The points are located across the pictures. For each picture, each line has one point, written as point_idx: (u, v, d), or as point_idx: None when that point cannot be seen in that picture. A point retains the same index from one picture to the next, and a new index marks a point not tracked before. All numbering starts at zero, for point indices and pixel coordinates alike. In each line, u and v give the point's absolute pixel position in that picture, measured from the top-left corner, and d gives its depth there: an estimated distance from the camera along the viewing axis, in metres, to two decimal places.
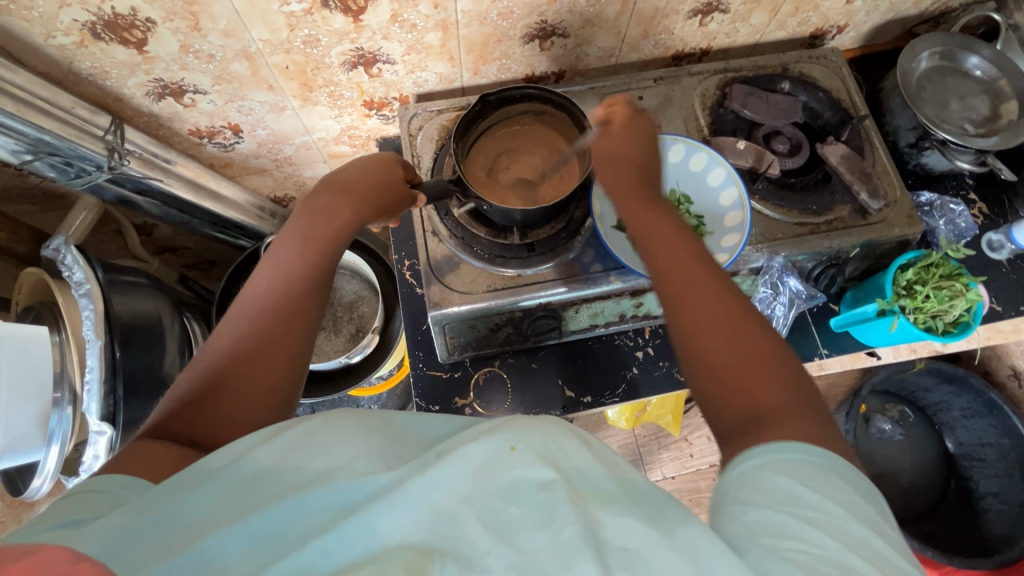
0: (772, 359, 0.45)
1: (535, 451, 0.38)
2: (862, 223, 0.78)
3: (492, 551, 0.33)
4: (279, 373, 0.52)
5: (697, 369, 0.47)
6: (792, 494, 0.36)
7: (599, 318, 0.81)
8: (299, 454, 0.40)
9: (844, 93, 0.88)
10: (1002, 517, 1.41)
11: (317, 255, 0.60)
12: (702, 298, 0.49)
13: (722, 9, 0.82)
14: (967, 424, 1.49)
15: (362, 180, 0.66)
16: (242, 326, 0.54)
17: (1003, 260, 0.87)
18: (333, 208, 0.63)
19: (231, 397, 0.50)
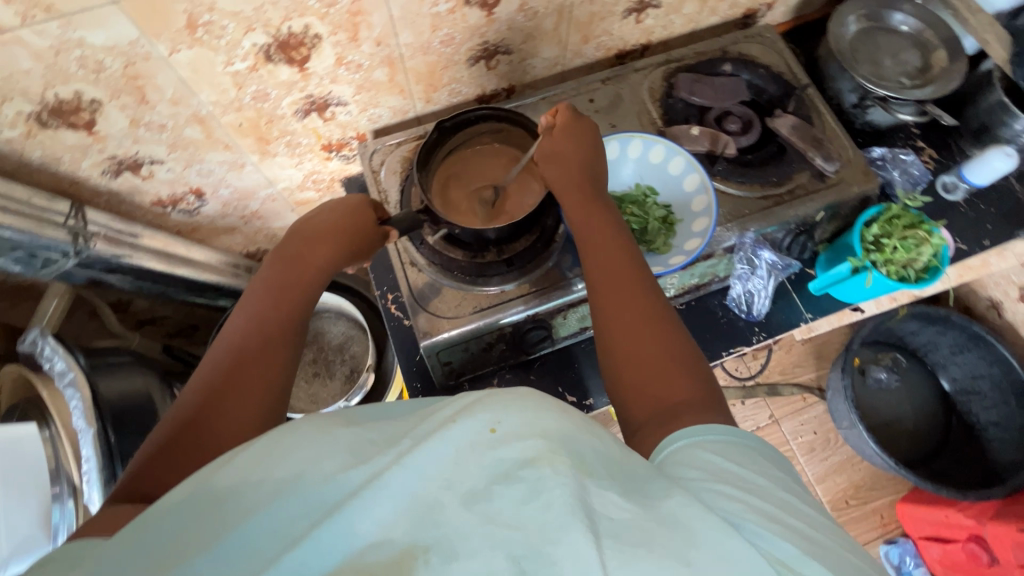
0: (685, 361, 0.49)
1: (516, 425, 0.34)
2: (821, 187, 0.81)
3: (474, 533, 0.31)
4: (260, 408, 0.50)
5: (619, 367, 0.51)
6: (726, 469, 0.38)
7: (587, 320, 0.82)
8: (261, 464, 0.36)
9: (784, 65, 0.91)
10: (1005, 445, 1.47)
11: (292, 300, 0.60)
12: (617, 309, 0.54)
13: (655, 5, 0.85)
14: (958, 360, 1.53)
15: (334, 226, 0.67)
16: (217, 370, 0.51)
17: (959, 200, 0.91)
18: (307, 258, 0.65)
19: (207, 435, 0.47)
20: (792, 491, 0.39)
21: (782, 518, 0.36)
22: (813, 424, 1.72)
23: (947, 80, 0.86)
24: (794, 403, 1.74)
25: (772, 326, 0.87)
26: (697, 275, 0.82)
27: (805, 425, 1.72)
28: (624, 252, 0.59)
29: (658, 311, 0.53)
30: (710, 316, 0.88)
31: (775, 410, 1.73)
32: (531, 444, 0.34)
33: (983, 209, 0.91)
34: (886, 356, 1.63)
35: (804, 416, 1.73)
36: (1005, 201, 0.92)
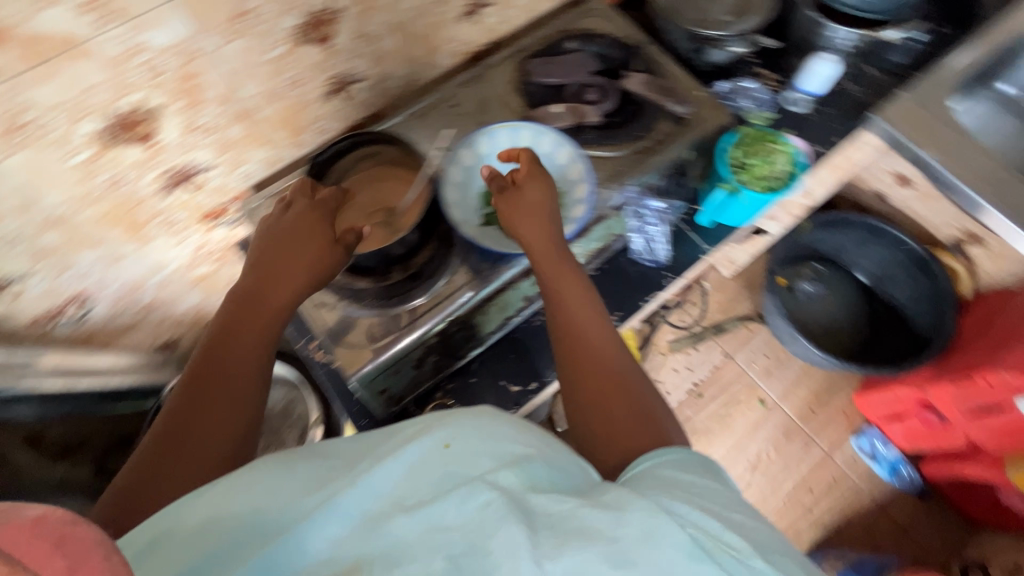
0: (641, 403, 0.60)
1: (467, 443, 0.42)
2: (678, 128, 0.88)
3: (407, 523, 0.37)
4: (226, 451, 0.55)
5: (587, 409, 0.61)
6: (678, 477, 0.47)
7: (509, 310, 0.83)
8: (237, 494, 0.42)
9: (621, 31, 0.97)
10: (922, 315, 1.66)
11: (249, 344, 0.62)
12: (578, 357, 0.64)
13: (487, 3, 0.89)
14: (864, 252, 1.75)
15: (285, 252, 0.65)
16: (190, 418, 0.56)
17: (807, 109, 1.01)
18: (264, 287, 0.64)
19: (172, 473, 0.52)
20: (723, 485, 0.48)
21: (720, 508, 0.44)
22: (763, 348, 1.83)
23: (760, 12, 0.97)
24: (740, 334, 1.84)
25: (676, 267, 0.93)
26: (598, 238, 0.86)
27: (755, 352, 1.82)
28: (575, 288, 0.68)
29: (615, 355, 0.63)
30: (621, 273, 0.93)
31: (726, 346, 1.83)
32: (480, 461, 0.41)
33: (828, 112, 1.02)
34: (807, 268, 1.85)
35: (752, 344, 1.83)
36: (843, 100, 1.03)
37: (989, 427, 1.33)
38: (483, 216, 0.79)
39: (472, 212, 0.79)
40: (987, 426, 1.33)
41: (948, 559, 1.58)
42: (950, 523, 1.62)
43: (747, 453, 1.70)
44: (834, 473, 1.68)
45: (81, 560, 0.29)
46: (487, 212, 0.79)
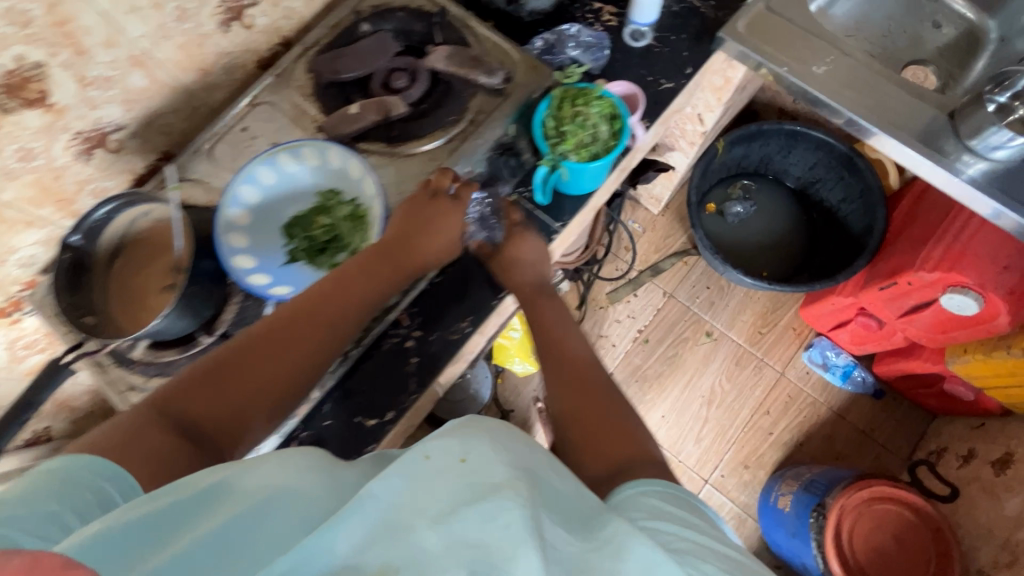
0: (626, 425, 0.61)
1: (481, 457, 0.41)
2: (500, 100, 0.79)
3: (439, 549, 0.35)
4: (265, 415, 0.58)
5: (568, 424, 0.62)
6: (661, 509, 0.47)
7: (340, 345, 0.75)
8: (265, 480, 0.42)
9: None
10: (856, 215, 1.58)
11: (321, 331, 0.63)
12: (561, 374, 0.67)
13: (250, 3, 0.77)
14: (792, 158, 1.65)
15: (395, 236, 0.70)
16: (236, 366, 0.58)
17: (651, 42, 0.90)
18: (375, 256, 0.69)
19: (216, 405, 0.55)
20: (712, 539, 0.46)
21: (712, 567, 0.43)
22: (704, 280, 1.77)
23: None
24: (678, 271, 1.78)
25: None
26: None
27: (697, 286, 1.76)
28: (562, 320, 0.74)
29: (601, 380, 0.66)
30: (470, 272, 0.81)
31: (666, 286, 1.77)
32: (498, 471, 0.40)
33: (675, 39, 0.91)
34: (737, 188, 1.76)
35: (691, 278, 1.77)
36: (691, 22, 0.92)
37: (923, 324, 1.28)
38: (286, 253, 0.71)
39: (271, 253, 0.71)
40: (920, 322, 1.28)
41: (911, 452, 1.58)
42: (910, 417, 1.61)
43: (700, 390, 1.67)
44: (790, 392, 1.66)
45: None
46: (290, 247, 0.71)
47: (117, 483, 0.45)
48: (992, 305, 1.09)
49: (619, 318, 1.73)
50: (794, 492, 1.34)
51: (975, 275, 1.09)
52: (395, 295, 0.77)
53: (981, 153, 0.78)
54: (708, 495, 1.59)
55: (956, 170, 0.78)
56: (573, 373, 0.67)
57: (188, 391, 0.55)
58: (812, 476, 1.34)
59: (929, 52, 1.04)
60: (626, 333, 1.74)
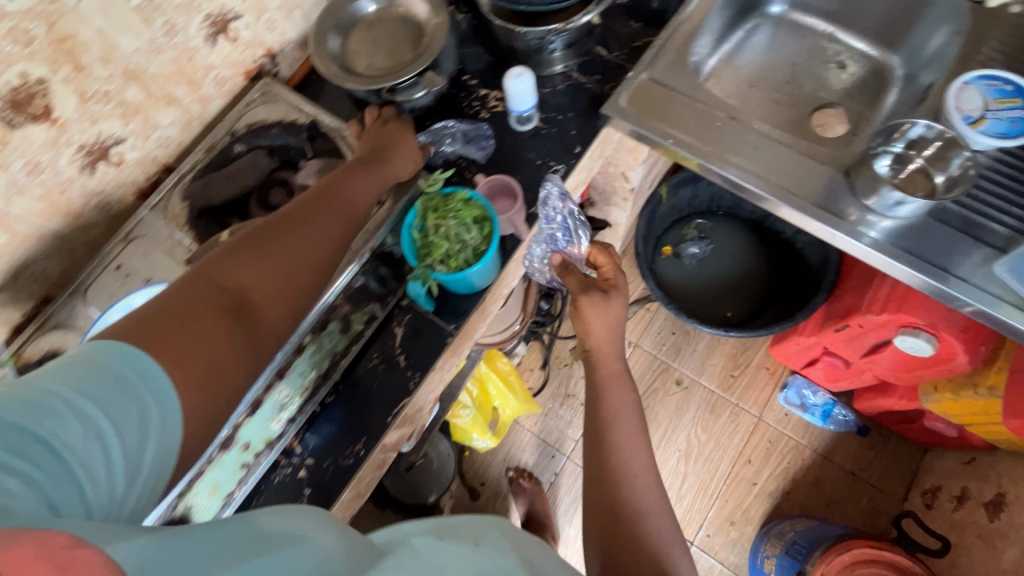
0: (659, 532, 0.61)
1: (495, 548, 0.46)
2: (375, 211, 0.78)
3: None
4: (289, 291, 0.60)
5: (608, 530, 0.62)
6: None
7: (223, 489, 0.71)
8: (295, 526, 0.41)
9: (293, 111, 0.86)
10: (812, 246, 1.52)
11: (336, 217, 0.66)
12: (602, 475, 0.66)
13: (117, 141, 0.77)
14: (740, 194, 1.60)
15: (389, 153, 0.77)
16: (267, 240, 0.60)
17: (538, 123, 0.88)
18: (377, 169, 0.74)
19: (241, 282, 0.57)
20: None
21: None
22: (668, 326, 1.71)
23: (449, 50, 0.86)
24: (641, 318, 1.72)
25: (421, 360, 0.78)
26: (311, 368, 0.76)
27: (662, 333, 1.71)
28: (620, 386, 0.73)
29: (642, 488, 0.64)
30: (362, 389, 0.78)
31: (630, 335, 1.71)
32: (509, 556, 0.46)
33: (562, 118, 0.89)
34: (691, 228, 1.72)
35: (656, 325, 1.71)
36: (577, 98, 0.90)
37: (886, 363, 1.21)
38: None
39: None
40: (882, 361, 1.21)
41: (907, 493, 1.47)
42: (901, 453, 1.51)
43: (676, 443, 1.59)
44: (770, 436, 1.57)
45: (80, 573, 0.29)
46: None
47: (150, 372, 0.45)
48: (946, 345, 1.02)
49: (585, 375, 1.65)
50: (777, 553, 1.35)
51: (924, 314, 1.03)
52: (282, 426, 0.74)
53: (881, 211, 0.74)
54: (695, 558, 1.49)
55: (858, 233, 0.74)
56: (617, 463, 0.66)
57: (222, 263, 0.58)
58: (795, 536, 1.35)
59: (837, 94, 1.01)
60: None
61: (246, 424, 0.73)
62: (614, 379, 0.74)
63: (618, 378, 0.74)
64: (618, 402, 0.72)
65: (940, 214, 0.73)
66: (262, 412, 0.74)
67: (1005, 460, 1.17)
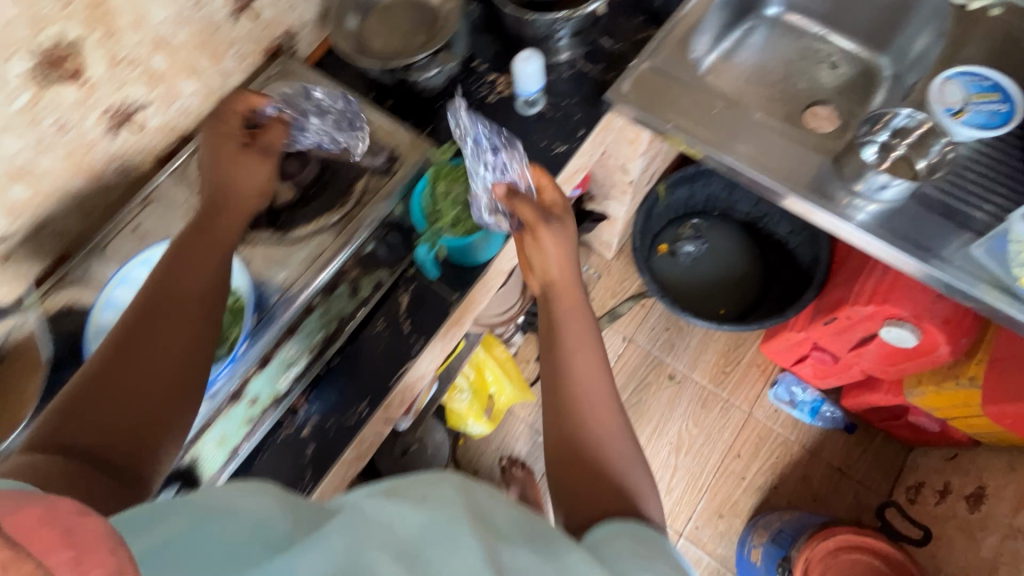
0: (618, 452, 0.63)
1: (444, 497, 0.44)
2: (386, 180, 0.81)
3: None
4: (179, 360, 0.60)
5: (565, 466, 0.63)
6: (647, 547, 0.50)
7: (229, 441, 0.74)
8: (233, 504, 0.43)
9: (311, 87, 0.89)
10: (803, 246, 1.58)
11: (209, 275, 0.65)
12: (563, 404, 0.66)
13: (141, 105, 0.80)
14: (737, 195, 1.65)
15: (246, 187, 0.72)
16: (114, 364, 0.58)
17: (544, 108, 0.92)
18: (218, 223, 0.69)
19: (109, 404, 0.56)
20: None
21: None
22: (662, 323, 1.74)
23: (463, 38, 0.91)
24: (636, 314, 1.76)
25: (423, 325, 0.81)
26: (317, 330, 0.79)
27: (656, 329, 1.74)
28: (579, 317, 0.71)
29: (602, 418, 0.64)
30: (365, 353, 0.80)
31: (625, 330, 1.74)
32: (460, 506, 0.43)
33: (569, 103, 0.93)
34: (686, 227, 1.76)
35: (650, 321, 1.75)
36: (582, 84, 0.94)
37: (873, 357, 1.25)
38: None
39: None
40: (868, 355, 1.26)
41: (891, 489, 1.50)
42: (886, 450, 1.55)
43: (667, 436, 1.62)
44: (759, 432, 1.61)
45: (89, 551, 0.27)
46: None
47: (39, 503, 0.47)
48: (930, 337, 1.07)
49: None
50: (763, 543, 1.39)
51: (909, 306, 1.08)
52: (287, 384, 0.76)
53: (868, 195, 0.78)
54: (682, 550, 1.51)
55: (844, 214, 0.78)
56: (573, 399, 0.66)
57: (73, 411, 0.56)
58: (781, 525, 1.39)
59: (829, 93, 1.06)
60: None
61: (255, 378, 0.75)
62: (574, 311, 0.71)
63: (576, 308, 0.71)
64: (575, 337, 0.69)
65: (924, 201, 0.78)
66: (269, 368, 0.76)
67: (985, 454, 1.21)
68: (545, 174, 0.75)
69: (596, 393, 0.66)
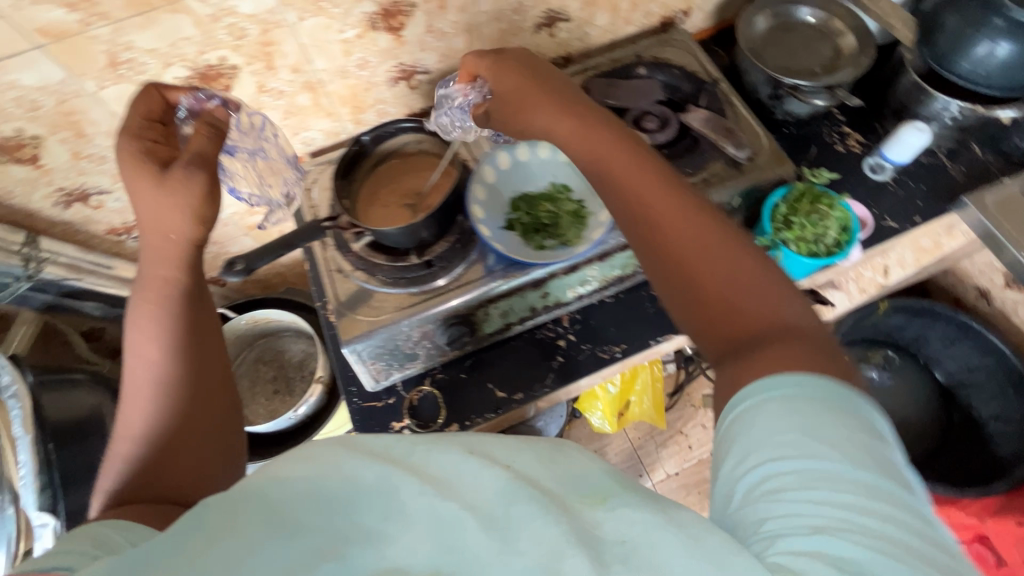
0: (743, 259, 0.52)
1: (530, 467, 0.43)
2: (736, 174, 0.84)
3: (496, 557, 0.36)
4: (219, 415, 0.59)
5: (688, 312, 0.52)
6: (801, 433, 0.38)
7: (512, 316, 0.82)
8: (300, 470, 0.41)
9: (696, 64, 0.96)
10: (1008, 438, 1.37)
11: (179, 346, 0.57)
12: (664, 257, 0.54)
13: (564, 18, 0.91)
14: (951, 352, 1.45)
15: (146, 225, 0.56)
16: (184, 410, 0.56)
17: (887, 179, 0.93)
18: (145, 270, 0.57)
19: (189, 446, 0.55)
20: (863, 453, 0.38)
21: (887, 520, 0.35)
22: None
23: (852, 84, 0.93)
24: None
25: None
26: (619, 267, 0.82)
27: None
28: (634, 161, 0.58)
29: (721, 259, 0.52)
30: (639, 306, 0.86)
31: None
32: (548, 479, 0.42)
33: (913, 186, 0.93)
34: (878, 354, 1.57)
35: None
36: (935, 177, 0.94)
37: None
38: (506, 219, 0.80)
39: (497, 213, 0.80)
40: None
41: None
42: None
43: None
44: None
45: None
46: (512, 216, 0.80)
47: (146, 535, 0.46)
48: None
49: (706, 423, 1.65)
50: None
51: None
52: (573, 297, 0.84)
53: None
54: None
55: None
56: (663, 237, 0.54)
57: (163, 447, 0.54)
58: None
59: None
60: (706, 444, 1.64)
61: (559, 279, 0.79)
62: (612, 141, 0.59)
63: (616, 140, 0.60)
64: (636, 178, 0.57)
65: None
66: (573, 277, 0.80)
67: None
68: (474, 59, 0.70)
69: (697, 232, 0.53)
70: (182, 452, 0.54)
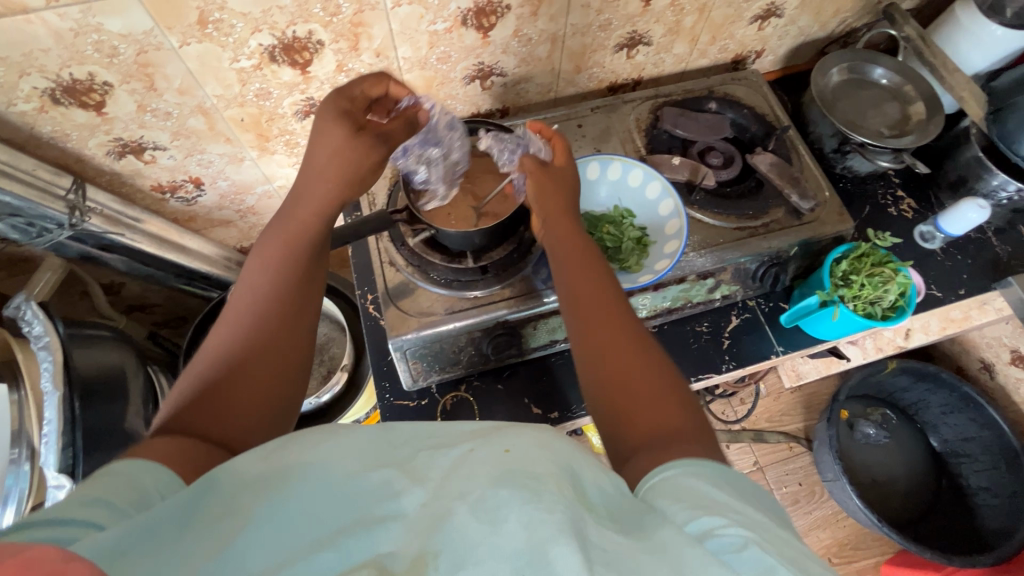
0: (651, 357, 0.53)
1: (525, 451, 0.38)
2: (795, 223, 0.83)
3: (485, 542, 0.32)
4: (276, 371, 0.52)
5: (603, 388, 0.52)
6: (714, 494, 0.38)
7: (558, 333, 0.81)
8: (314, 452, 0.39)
9: (766, 107, 0.95)
10: (995, 512, 1.25)
11: (270, 294, 0.56)
12: (586, 338, 0.56)
13: (645, 42, 0.90)
14: (948, 421, 1.34)
15: (320, 166, 0.63)
16: (252, 359, 0.51)
17: (937, 248, 0.94)
18: (293, 210, 0.62)
19: (245, 386, 0.50)
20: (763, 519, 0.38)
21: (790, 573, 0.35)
22: None
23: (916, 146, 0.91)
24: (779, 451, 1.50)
25: (742, 355, 0.88)
26: (670, 298, 0.83)
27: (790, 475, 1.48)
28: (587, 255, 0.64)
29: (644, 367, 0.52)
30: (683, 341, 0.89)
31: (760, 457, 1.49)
32: (543, 461, 0.37)
33: (959, 259, 0.94)
34: (876, 411, 1.46)
35: None
36: (982, 252, 0.94)
37: None
38: None
39: None
40: None
41: None
42: None
43: None
44: None
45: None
46: None
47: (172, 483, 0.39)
48: None
49: None
50: None
51: None
52: None
53: None
54: None
55: None
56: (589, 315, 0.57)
57: (219, 383, 0.49)
58: None
59: None
60: None
61: None
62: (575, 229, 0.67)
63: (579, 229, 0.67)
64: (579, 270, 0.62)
65: None
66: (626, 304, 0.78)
67: None
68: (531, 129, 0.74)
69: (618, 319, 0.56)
70: (233, 392, 0.49)
